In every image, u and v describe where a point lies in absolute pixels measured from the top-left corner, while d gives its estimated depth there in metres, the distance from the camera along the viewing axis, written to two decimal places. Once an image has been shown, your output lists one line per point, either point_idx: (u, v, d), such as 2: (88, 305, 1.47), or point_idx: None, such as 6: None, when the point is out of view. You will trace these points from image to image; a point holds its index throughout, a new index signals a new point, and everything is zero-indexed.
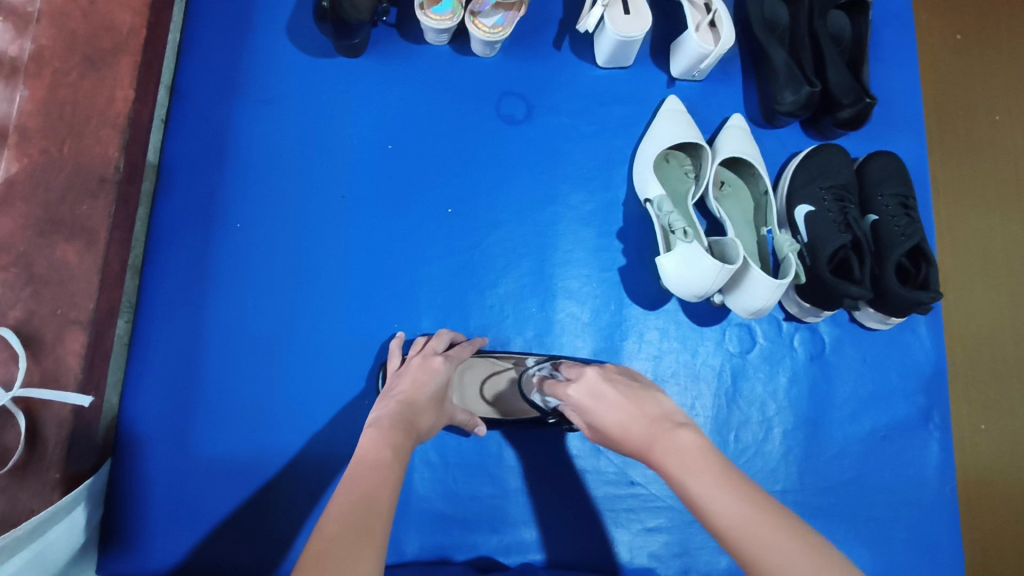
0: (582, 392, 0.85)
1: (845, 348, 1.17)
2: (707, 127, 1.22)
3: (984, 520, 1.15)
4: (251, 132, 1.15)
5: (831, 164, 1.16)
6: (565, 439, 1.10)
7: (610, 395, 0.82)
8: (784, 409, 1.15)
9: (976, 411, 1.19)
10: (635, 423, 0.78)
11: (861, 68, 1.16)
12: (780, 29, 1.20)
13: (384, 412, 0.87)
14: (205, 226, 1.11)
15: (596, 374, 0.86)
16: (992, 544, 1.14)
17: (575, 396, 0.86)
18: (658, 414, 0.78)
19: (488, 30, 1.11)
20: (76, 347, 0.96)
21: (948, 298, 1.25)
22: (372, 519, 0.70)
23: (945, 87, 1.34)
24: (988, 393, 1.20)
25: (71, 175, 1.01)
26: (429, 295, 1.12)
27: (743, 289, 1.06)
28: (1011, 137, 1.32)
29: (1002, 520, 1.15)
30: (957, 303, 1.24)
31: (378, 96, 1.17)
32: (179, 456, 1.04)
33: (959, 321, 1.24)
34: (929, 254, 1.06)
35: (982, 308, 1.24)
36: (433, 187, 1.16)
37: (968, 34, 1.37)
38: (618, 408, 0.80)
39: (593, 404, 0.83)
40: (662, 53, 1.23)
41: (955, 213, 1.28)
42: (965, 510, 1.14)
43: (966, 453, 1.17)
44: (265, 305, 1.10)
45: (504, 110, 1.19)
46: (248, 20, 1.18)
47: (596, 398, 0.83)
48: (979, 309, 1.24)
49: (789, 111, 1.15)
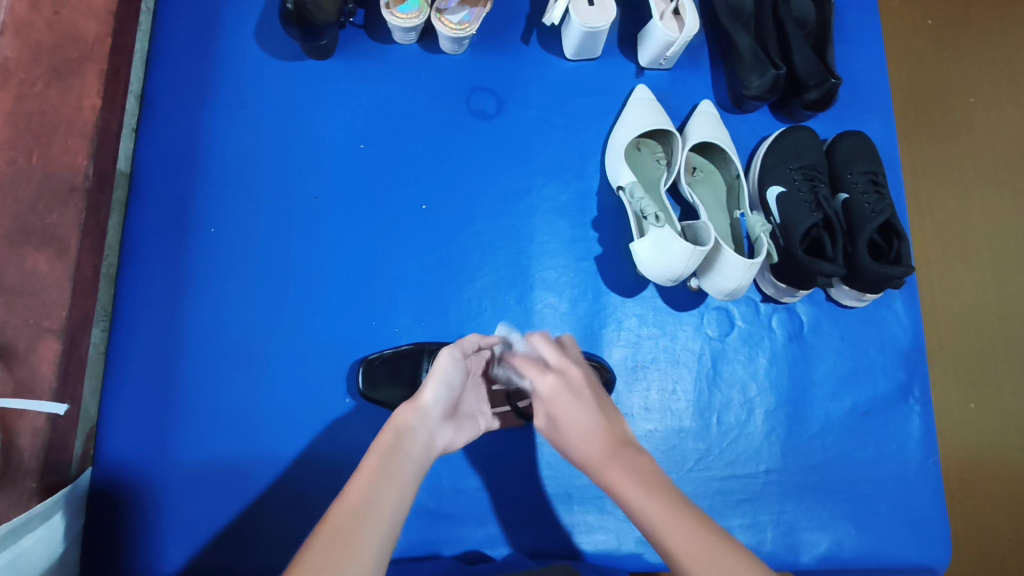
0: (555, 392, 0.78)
1: (824, 327, 1.18)
2: (676, 115, 1.23)
3: (965, 489, 1.26)
4: (222, 137, 1.15)
5: (799, 146, 1.17)
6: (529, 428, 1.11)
7: (581, 402, 0.77)
8: (764, 390, 1.15)
9: (964, 392, 1.29)
10: (592, 439, 0.74)
11: (826, 51, 1.17)
12: (746, 15, 1.21)
13: (412, 424, 0.75)
14: (180, 231, 1.11)
15: (578, 376, 0.80)
16: (969, 504, 1.26)
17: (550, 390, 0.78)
18: (620, 437, 0.75)
19: (455, 26, 1.12)
20: (50, 356, 0.96)
21: (934, 280, 1.35)
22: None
23: (920, 74, 1.45)
24: (977, 371, 1.30)
25: (40, 185, 1.01)
26: (407, 292, 1.12)
27: (716, 271, 1.06)
28: (985, 118, 1.44)
29: (991, 475, 1.26)
30: (938, 287, 1.35)
31: (349, 98, 1.18)
32: (158, 463, 1.04)
33: (945, 300, 1.34)
34: (900, 229, 1.08)
35: (969, 290, 1.35)
36: (408, 184, 1.16)
37: (939, 20, 1.48)
38: (584, 415, 0.75)
39: (560, 406, 0.77)
40: (630, 43, 1.24)
41: (935, 194, 1.40)
42: (952, 481, 1.26)
43: (956, 429, 1.28)
44: (243, 309, 1.10)
45: (475, 105, 1.20)
46: (214, 26, 1.18)
47: (569, 401, 0.77)
48: (962, 288, 1.35)
49: (757, 95, 1.16)
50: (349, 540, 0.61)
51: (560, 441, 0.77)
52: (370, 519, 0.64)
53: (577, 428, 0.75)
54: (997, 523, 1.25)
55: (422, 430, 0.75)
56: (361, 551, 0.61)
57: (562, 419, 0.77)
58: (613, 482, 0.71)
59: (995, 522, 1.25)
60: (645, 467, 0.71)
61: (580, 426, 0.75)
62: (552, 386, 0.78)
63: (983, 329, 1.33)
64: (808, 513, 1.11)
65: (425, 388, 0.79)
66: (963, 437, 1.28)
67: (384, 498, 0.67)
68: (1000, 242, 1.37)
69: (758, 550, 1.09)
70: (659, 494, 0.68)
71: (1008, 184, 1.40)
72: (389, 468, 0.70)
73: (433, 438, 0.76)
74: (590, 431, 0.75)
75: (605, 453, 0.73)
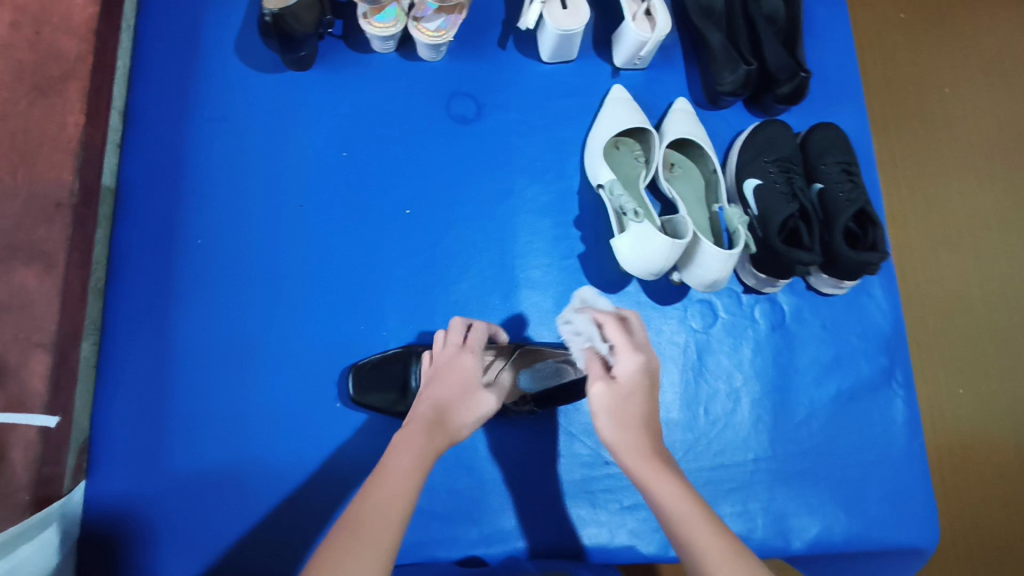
0: (638, 374, 0.82)
1: (805, 315, 1.20)
2: (654, 114, 1.25)
3: (956, 471, 1.28)
4: (206, 149, 1.16)
5: (774, 139, 1.20)
6: (520, 427, 1.12)
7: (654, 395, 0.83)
8: (750, 380, 1.17)
9: (950, 376, 1.32)
10: (637, 432, 0.80)
11: (796, 46, 1.20)
12: (717, 14, 1.24)
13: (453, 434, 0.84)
14: (167, 243, 1.13)
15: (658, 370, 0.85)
16: (958, 485, 1.28)
17: (629, 369, 0.82)
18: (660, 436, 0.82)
19: (432, 34, 1.14)
20: (41, 369, 0.98)
21: (918, 268, 1.38)
22: (386, 503, 0.73)
23: (894, 66, 1.48)
24: (962, 357, 1.33)
25: (27, 201, 1.03)
26: (394, 296, 1.14)
27: (696, 264, 1.08)
28: (959, 108, 1.47)
29: (979, 456, 1.29)
30: (920, 274, 1.38)
31: (331, 108, 1.20)
32: (151, 473, 1.04)
33: (929, 287, 1.37)
34: (874, 216, 1.10)
35: (950, 275, 1.38)
36: (391, 189, 1.18)
37: (911, 14, 1.52)
38: (645, 409, 0.81)
39: (637, 390, 0.81)
40: (605, 45, 1.26)
41: (914, 184, 1.43)
42: (942, 464, 1.29)
43: (944, 413, 1.31)
44: (232, 316, 1.11)
45: (456, 110, 1.22)
46: (195, 40, 1.20)
47: (643, 388, 0.82)
48: (945, 275, 1.38)
49: (731, 91, 1.19)
50: None
51: (605, 418, 0.81)
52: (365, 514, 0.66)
53: (634, 415, 0.80)
54: (986, 504, 1.27)
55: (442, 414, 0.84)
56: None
57: (627, 402, 0.81)
58: (647, 480, 0.77)
59: (983, 503, 1.28)
60: (675, 470, 0.78)
61: (639, 410, 0.81)
62: (638, 366, 0.82)
63: (967, 314, 1.36)
64: (797, 499, 1.12)
65: (472, 400, 0.87)
66: (951, 420, 1.31)
67: None
68: (979, 229, 1.41)
69: (751, 537, 1.10)
70: (689, 499, 0.75)
71: (984, 172, 1.44)
72: None
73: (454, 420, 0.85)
74: (643, 424, 0.80)
75: (649, 448, 0.79)
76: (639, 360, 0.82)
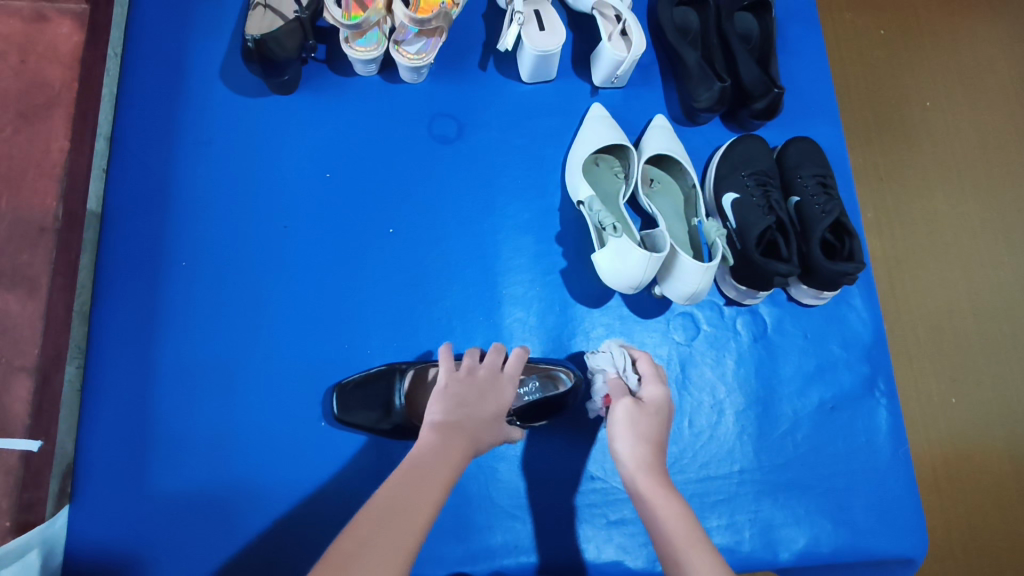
0: (659, 404, 0.90)
1: (787, 327, 1.21)
2: (633, 131, 1.28)
3: (948, 482, 1.29)
4: (192, 173, 1.18)
5: (750, 154, 1.22)
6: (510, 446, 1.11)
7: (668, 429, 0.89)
8: (733, 392, 1.18)
9: (942, 387, 1.33)
10: (645, 449, 0.84)
11: (770, 62, 1.22)
12: (692, 33, 1.29)
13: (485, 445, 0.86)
14: (152, 267, 1.13)
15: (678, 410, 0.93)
16: (948, 495, 1.29)
17: (656, 396, 0.90)
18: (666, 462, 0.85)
19: (412, 56, 1.17)
20: (23, 394, 1.00)
21: (905, 278, 1.40)
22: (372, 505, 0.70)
23: (875, 80, 1.51)
24: (951, 367, 1.34)
25: (11, 226, 1.07)
26: (379, 315, 1.15)
27: (675, 277, 1.10)
28: (941, 121, 1.50)
29: (973, 465, 1.29)
30: (908, 285, 1.39)
31: (315, 131, 1.22)
32: (135, 497, 1.04)
33: (916, 297, 1.38)
34: (850, 227, 1.11)
35: (937, 285, 1.39)
36: (376, 209, 1.19)
37: (891, 30, 1.55)
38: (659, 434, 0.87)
39: (657, 415, 0.88)
40: (583, 65, 1.29)
41: (899, 196, 1.45)
42: (935, 474, 1.29)
43: (935, 423, 1.31)
44: (216, 336, 1.11)
45: (437, 130, 1.24)
46: (180, 66, 1.22)
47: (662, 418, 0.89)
48: (931, 285, 1.39)
49: (706, 107, 1.21)
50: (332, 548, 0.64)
51: (620, 432, 0.87)
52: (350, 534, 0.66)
53: (648, 433, 0.86)
54: (978, 514, 1.28)
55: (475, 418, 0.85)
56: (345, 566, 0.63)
57: (643, 421, 0.87)
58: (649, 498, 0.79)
59: (975, 513, 1.28)
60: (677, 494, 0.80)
61: (653, 433, 0.86)
62: (661, 395, 0.91)
63: (956, 324, 1.37)
64: (783, 510, 1.13)
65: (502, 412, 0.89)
66: (942, 431, 1.31)
67: None
68: (966, 239, 1.43)
69: (737, 549, 1.10)
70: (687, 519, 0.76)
71: (968, 184, 1.47)
72: None
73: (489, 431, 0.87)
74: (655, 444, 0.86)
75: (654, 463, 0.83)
76: (664, 392, 0.91)
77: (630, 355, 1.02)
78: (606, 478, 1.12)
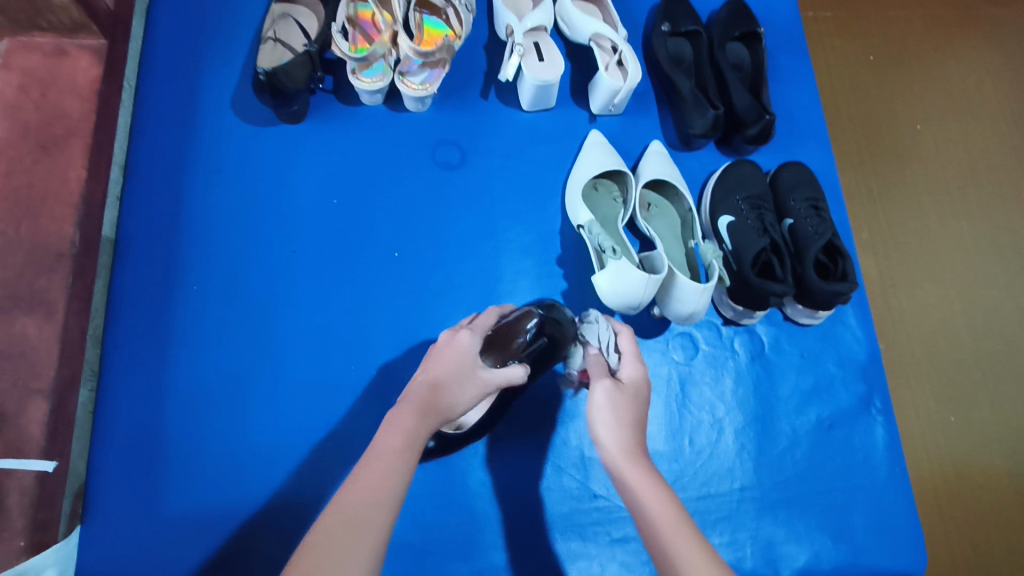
0: (638, 387, 0.89)
1: (783, 346, 1.24)
2: (630, 156, 1.32)
3: (950, 500, 1.30)
4: (203, 200, 1.21)
5: (744, 178, 1.26)
6: (515, 466, 1.13)
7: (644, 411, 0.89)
8: (732, 410, 1.20)
9: (942, 406, 1.35)
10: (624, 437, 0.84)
11: (761, 90, 1.27)
12: (686, 62, 1.33)
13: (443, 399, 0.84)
14: (164, 291, 1.16)
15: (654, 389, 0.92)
16: (951, 513, 1.29)
17: (636, 379, 0.90)
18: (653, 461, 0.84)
19: (416, 86, 1.21)
20: (39, 416, 1.01)
21: (901, 298, 1.42)
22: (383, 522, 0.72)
23: (866, 104, 1.56)
24: (949, 385, 1.37)
25: (29, 253, 1.08)
26: (385, 336, 1.18)
27: (673, 298, 1.13)
28: (931, 144, 1.55)
29: (972, 482, 1.31)
30: (905, 304, 1.42)
31: (323, 158, 1.26)
32: (145, 518, 1.05)
33: (913, 316, 1.41)
34: (843, 248, 1.15)
35: (933, 304, 1.42)
36: (382, 233, 1.23)
37: (879, 56, 1.61)
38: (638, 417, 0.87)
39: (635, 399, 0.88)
40: (581, 94, 1.34)
41: (893, 217, 1.48)
42: (937, 492, 1.30)
43: (936, 441, 1.33)
44: (225, 357, 1.14)
45: (440, 157, 1.28)
46: (193, 97, 1.26)
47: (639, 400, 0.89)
48: (927, 305, 1.42)
49: (701, 133, 1.25)
50: (343, 558, 0.66)
51: (600, 416, 0.86)
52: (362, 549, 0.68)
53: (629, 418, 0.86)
54: (981, 532, 1.29)
55: (437, 373, 0.86)
56: (349, 568, 0.66)
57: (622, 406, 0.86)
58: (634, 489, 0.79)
59: (979, 531, 1.29)
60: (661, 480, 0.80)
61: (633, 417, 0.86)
62: (640, 378, 0.90)
63: (952, 344, 1.40)
64: (785, 527, 1.14)
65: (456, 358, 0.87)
66: (943, 448, 1.33)
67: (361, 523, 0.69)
68: (958, 260, 1.46)
69: (739, 566, 1.12)
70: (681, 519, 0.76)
71: (959, 205, 1.51)
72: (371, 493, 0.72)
73: (465, 388, 0.85)
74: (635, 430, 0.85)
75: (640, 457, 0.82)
76: (643, 373, 0.90)
77: (612, 330, 0.98)
78: (609, 496, 1.14)
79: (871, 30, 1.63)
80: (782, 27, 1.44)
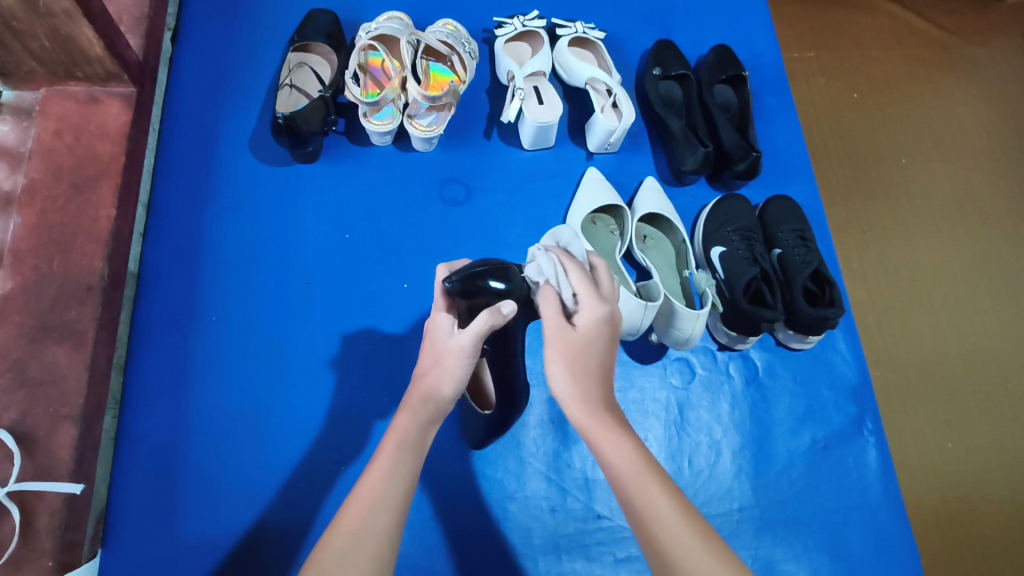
0: (591, 329, 0.85)
1: (776, 370, 1.29)
2: (626, 191, 1.39)
3: (952, 524, 1.33)
4: (223, 235, 1.28)
5: (734, 211, 1.33)
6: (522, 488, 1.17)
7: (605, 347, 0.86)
8: (729, 432, 1.25)
9: (938, 431, 1.40)
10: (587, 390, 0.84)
11: (747, 129, 1.35)
12: (677, 104, 1.42)
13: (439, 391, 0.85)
14: (184, 322, 1.21)
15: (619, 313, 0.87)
16: (954, 536, 1.32)
17: (590, 324, 0.85)
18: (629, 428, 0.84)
19: (424, 128, 1.29)
20: (66, 440, 1.05)
21: (893, 325, 1.48)
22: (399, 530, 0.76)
23: (852, 140, 1.65)
24: (944, 409, 1.42)
25: (60, 286, 1.13)
26: (395, 364, 1.23)
27: (670, 324, 1.18)
28: (916, 177, 1.64)
29: (972, 506, 1.34)
30: (897, 331, 1.48)
31: (338, 196, 1.33)
32: (166, 541, 1.08)
33: (907, 342, 1.47)
34: (828, 276, 1.21)
35: (925, 331, 1.49)
36: (392, 266, 1.29)
37: (863, 94, 1.70)
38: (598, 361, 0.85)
39: (591, 345, 0.85)
40: (579, 134, 1.42)
41: (882, 247, 1.55)
42: (940, 516, 1.33)
43: (934, 465, 1.37)
44: (241, 385, 1.18)
45: (447, 194, 1.35)
46: (213, 140, 1.34)
47: (596, 341, 0.86)
48: (919, 331, 1.49)
49: (693, 170, 1.33)
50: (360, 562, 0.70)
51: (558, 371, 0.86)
52: (378, 554, 0.72)
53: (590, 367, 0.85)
54: (983, 555, 1.31)
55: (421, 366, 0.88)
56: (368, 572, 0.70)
57: (577, 356, 0.85)
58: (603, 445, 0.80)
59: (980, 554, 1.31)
60: (629, 436, 0.81)
61: (594, 363, 0.85)
62: (593, 320, 0.85)
63: (944, 369, 1.45)
64: (783, 546, 1.18)
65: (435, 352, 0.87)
66: (941, 472, 1.36)
67: (377, 531, 0.73)
68: (946, 287, 1.53)
69: None
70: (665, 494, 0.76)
71: (945, 235, 1.58)
72: (385, 502, 0.76)
73: (447, 365, 0.84)
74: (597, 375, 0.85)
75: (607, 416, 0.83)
76: (596, 316, 0.85)
77: (558, 263, 0.89)
78: (613, 517, 1.17)
79: (854, 71, 1.73)
80: (766, 70, 1.53)
